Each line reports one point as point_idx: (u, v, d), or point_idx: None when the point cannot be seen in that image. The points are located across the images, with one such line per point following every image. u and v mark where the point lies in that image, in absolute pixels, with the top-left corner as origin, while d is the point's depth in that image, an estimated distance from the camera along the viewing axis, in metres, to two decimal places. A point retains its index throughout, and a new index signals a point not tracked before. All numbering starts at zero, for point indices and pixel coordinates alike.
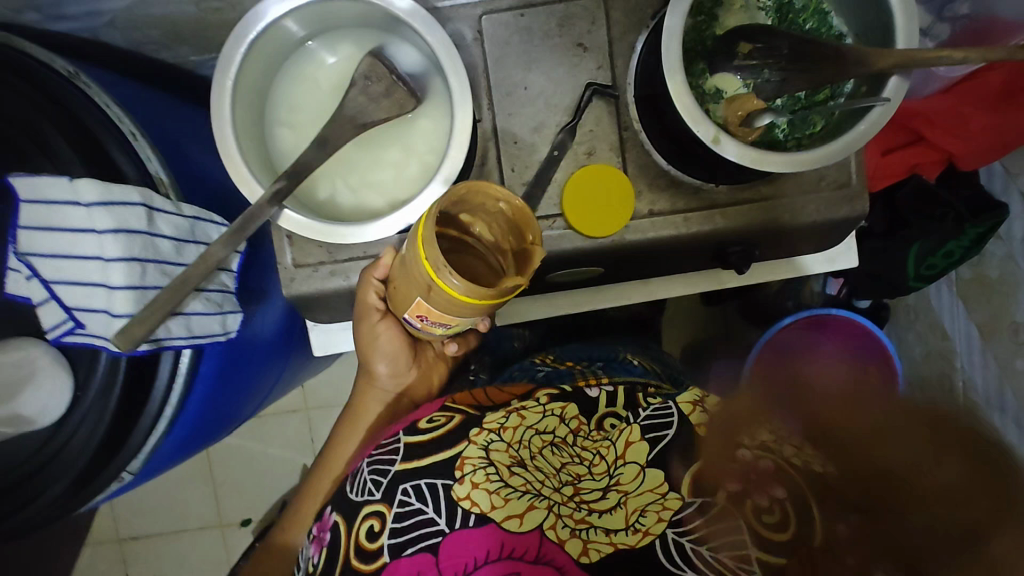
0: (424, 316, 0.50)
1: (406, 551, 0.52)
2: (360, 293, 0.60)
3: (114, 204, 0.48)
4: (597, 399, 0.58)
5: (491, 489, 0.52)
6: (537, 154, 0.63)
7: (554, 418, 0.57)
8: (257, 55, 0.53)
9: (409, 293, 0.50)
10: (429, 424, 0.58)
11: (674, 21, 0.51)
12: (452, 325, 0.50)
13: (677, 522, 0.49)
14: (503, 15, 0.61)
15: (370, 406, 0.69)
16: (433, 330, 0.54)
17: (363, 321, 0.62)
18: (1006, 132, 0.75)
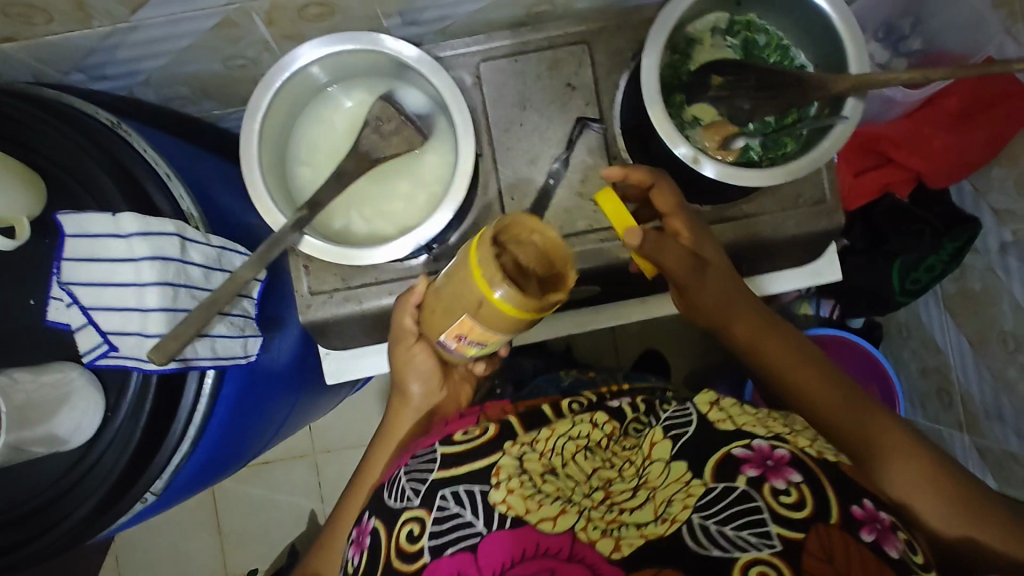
0: (463, 336, 0.51)
1: (446, 552, 0.47)
2: (397, 318, 0.63)
3: (152, 234, 0.53)
4: (620, 407, 0.59)
5: (526, 495, 0.48)
6: (533, 183, 0.68)
7: (585, 425, 0.56)
8: (280, 101, 0.59)
9: (449, 316, 0.51)
10: (464, 436, 0.56)
11: (652, 59, 0.57)
12: (491, 343, 0.51)
13: (700, 506, 0.47)
14: (499, 61, 0.68)
15: (403, 424, 0.67)
16: (466, 352, 0.55)
17: (394, 344, 0.64)
18: (966, 150, 0.81)
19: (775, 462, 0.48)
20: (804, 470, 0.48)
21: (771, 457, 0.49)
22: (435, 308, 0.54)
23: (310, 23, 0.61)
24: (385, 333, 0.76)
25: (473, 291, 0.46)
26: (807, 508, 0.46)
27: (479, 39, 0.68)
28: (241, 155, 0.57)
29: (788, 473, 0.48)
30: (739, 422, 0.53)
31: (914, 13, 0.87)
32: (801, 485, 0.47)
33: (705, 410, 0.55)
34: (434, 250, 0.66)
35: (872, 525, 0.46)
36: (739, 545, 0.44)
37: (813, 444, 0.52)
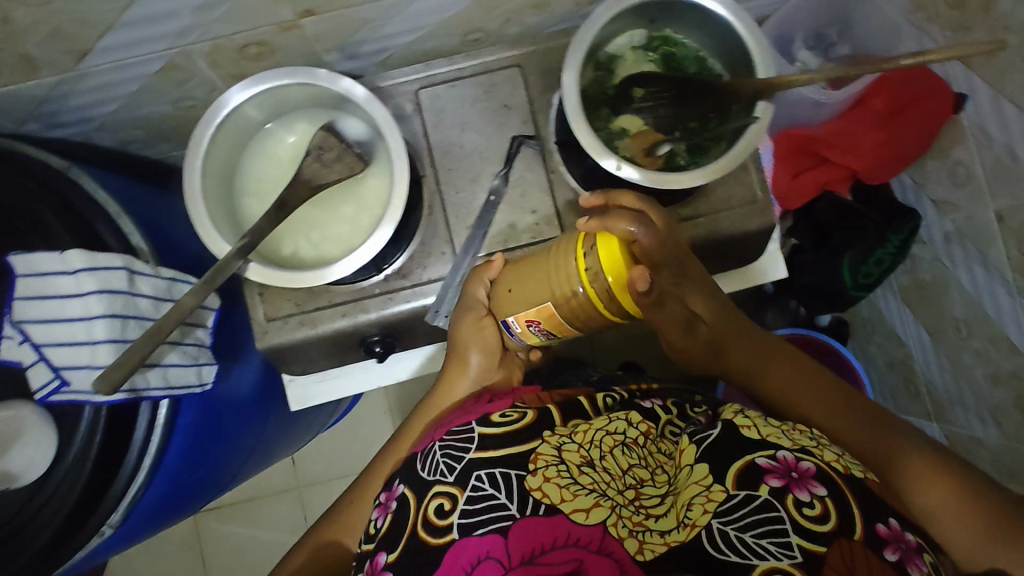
0: (539, 321, 0.56)
1: (478, 531, 0.48)
2: (471, 288, 0.65)
3: (99, 268, 0.55)
4: (653, 409, 0.64)
5: (562, 484, 0.50)
6: (476, 200, 0.71)
7: (622, 422, 0.58)
8: (222, 137, 0.62)
9: (531, 302, 0.56)
10: (502, 418, 0.57)
11: (571, 79, 0.61)
12: (559, 332, 0.57)
13: (721, 511, 0.47)
14: (438, 88, 0.72)
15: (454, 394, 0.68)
16: (528, 337, 0.61)
17: (462, 313, 0.66)
18: (897, 146, 0.85)
19: (799, 474, 0.49)
20: (829, 483, 0.48)
21: (796, 468, 0.49)
22: (513, 293, 0.59)
23: (252, 62, 0.64)
24: (345, 355, 0.77)
25: (572, 280, 0.51)
26: (830, 522, 0.46)
27: (417, 69, 0.71)
28: (185, 189, 0.59)
29: (813, 486, 0.48)
30: (764, 431, 0.54)
31: (840, 23, 0.93)
32: (825, 498, 0.47)
33: (732, 417, 0.56)
34: (384, 270, 0.69)
35: (896, 543, 0.46)
36: (757, 552, 0.44)
37: (840, 458, 0.52)
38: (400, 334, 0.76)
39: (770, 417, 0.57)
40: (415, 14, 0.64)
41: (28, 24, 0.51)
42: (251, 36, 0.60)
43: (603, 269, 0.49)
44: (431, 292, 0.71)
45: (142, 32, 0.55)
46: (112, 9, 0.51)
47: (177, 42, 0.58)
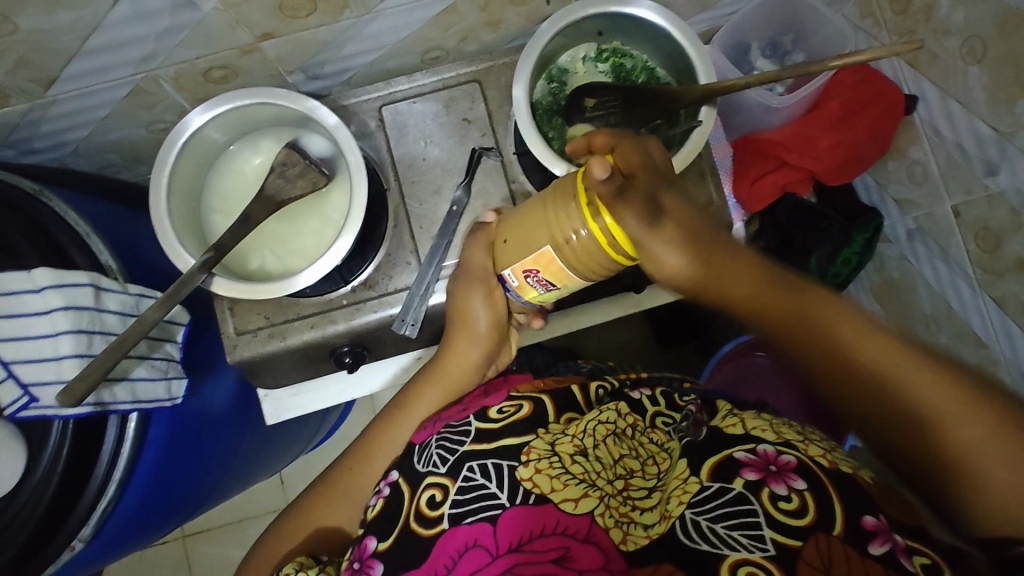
0: (537, 269, 0.51)
1: (466, 520, 0.49)
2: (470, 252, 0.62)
3: (66, 285, 0.56)
4: (641, 400, 0.64)
5: (553, 474, 0.50)
6: (439, 210, 0.74)
7: (613, 412, 0.59)
8: (186, 158, 0.64)
9: (528, 250, 0.51)
10: (499, 413, 0.58)
11: (520, 92, 0.64)
12: (561, 284, 0.51)
13: (695, 502, 0.48)
14: (399, 104, 0.74)
15: (456, 360, 0.66)
16: (525, 291, 0.56)
17: (473, 279, 0.63)
18: (853, 147, 0.90)
19: (778, 467, 0.48)
20: (810, 478, 0.47)
21: (774, 461, 0.49)
22: (508, 243, 0.54)
23: (217, 84, 0.67)
24: (316, 366, 0.79)
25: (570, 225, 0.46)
26: (808, 515, 0.45)
27: (378, 87, 0.74)
28: (151, 207, 0.61)
29: (791, 479, 0.47)
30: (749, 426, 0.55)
31: (794, 30, 0.92)
32: (803, 492, 0.46)
33: (721, 419, 0.58)
34: (351, 282, 0.71)
35: (885, 537, 0.44)
36: (729, 544, 0.44)
37: (826, 454, 0.51)
38: (369, 344, 0.77)
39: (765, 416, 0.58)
40: (374, 34, 0.67)
41: None
42: (214, 60, 0.62)
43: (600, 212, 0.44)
44: (396, 301, 0.72)
45: (105, 58, 0.58)
46: (75, 36, 0.53)
47: (142, 67, 0.61)
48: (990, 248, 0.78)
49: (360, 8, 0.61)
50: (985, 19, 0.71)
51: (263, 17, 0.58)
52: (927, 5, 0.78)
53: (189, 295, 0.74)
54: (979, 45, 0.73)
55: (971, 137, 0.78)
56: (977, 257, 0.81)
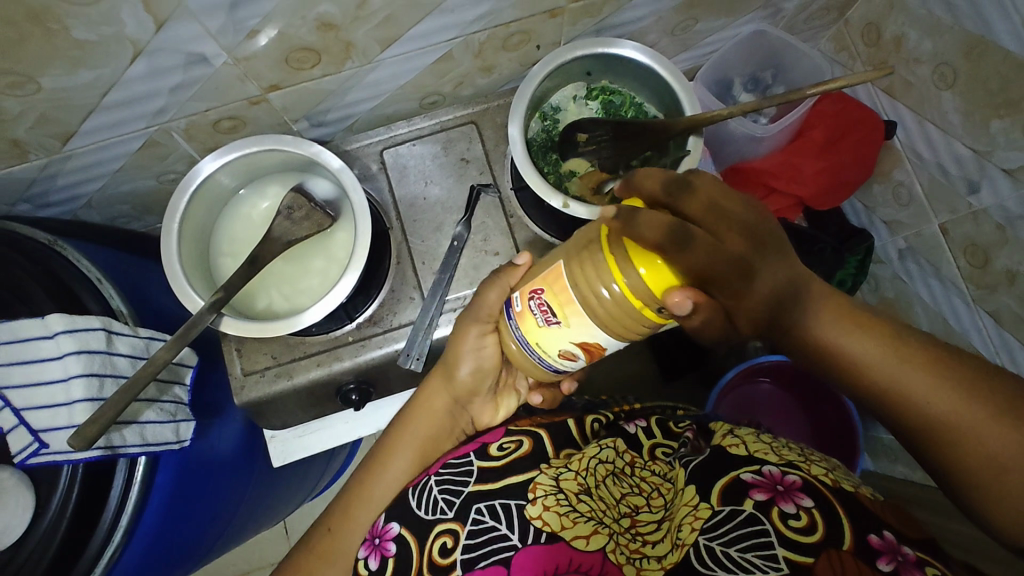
0: (543, 289, 0.48)
1: (479, 565, 0.49)
2: (491, 298, 0.59)
3: (78, 330, 0.57)
4: (637, 434, 0.64)
5: (561, 511, 0.51)
6: (441, 246, 0.76)
7: (610, 450, 0.60)
8: (196, 203, 0.67)
9: (541, 269, 0.50)
10: (501, 450, 0.58)
11: (515, 130, 0.68)
12: (562, 308, 0.47)
13: (706, 529, 0.47)
14: (399, 146, 0.78)
15: (435, 401, 0.64)
16: (523, 321, 0.51)
17: (468, 318, 0.61)
18: (835, 171, 0.94)
19: (785, 487, 0.48)
20: (816, 495, 0.47)
21: (781, 482, 0.48)
22: (533, 269, 0.52)
23: (226, 135, 0.70)
24: (322, 402, 0.79)
25: (603, 276, 0.44)
26: (818, 533, 0.44)
27: (382, 130, 0.78)
28: (163, 251, 0.63)
29: (799, 498, 0.47)
30: (751, 448, 0.56)
31: (773, 65, 0.95)
32: (811, 509, 0.46)
33: (722, 439, 0.59)
34: (356, 319, 0.73)
35: (891, 556, 0.42)
36: (744, 567, 0.43)
37: (829, 473, 0.51)
38: (373, 380, 0.78)
39: (764, 438, 0.58)
40: (374, 82, 0.70)
41: (18, 112, 0.56)
42: (223, 111, 0.66)
43: (651, 285, 0.42)
44: (402, 336, 0.73)
45: (121, 113, 0.61)
46: (94, 93, 0.57)
47: (155, 120, 0.64)
48: (980, 263, 0.80)
49: (362, 58, 0.65)
50: (951, 48, 0.76)
51: (270, 69, 0.61)
52: (896, 37, 0.83)
53: (197, 337, 0.75)
54: (949, 71, 0.77)
55: (951, 157, 0.81)
56: (969, 272, 0.82)
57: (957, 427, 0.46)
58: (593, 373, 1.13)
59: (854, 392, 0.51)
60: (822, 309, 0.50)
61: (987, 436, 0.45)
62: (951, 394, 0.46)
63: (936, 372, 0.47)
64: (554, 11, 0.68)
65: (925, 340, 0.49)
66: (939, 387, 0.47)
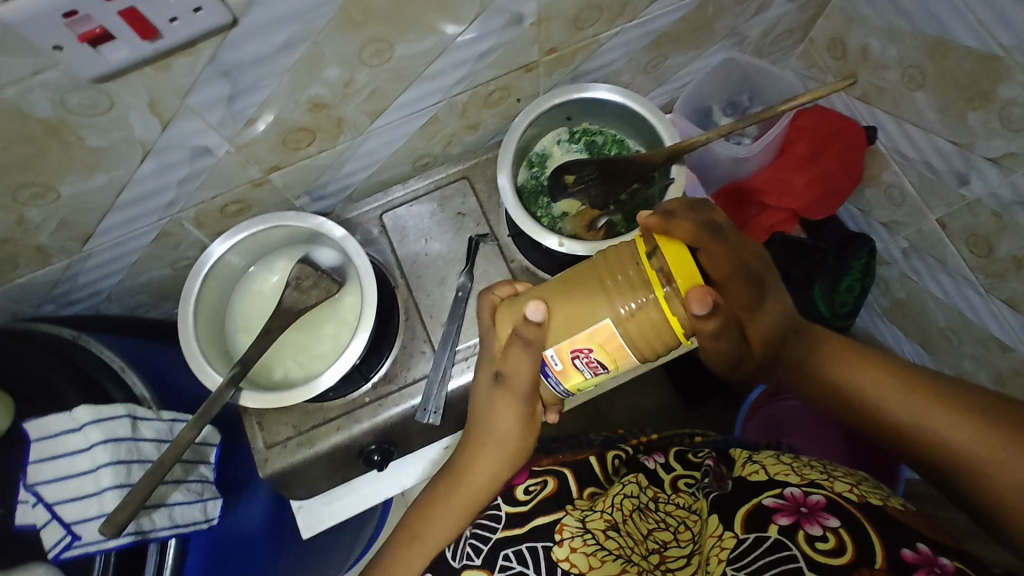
0: (591, 348, 0.46)
1: None
2: (529, 355, 0.47)
3: (104, 419, 0.59)
4: (655, 469, 0.64)
5: (589, 552, 0.51)
6: (446, 298, 0.78)
7: (633, 485, 0.60)
8: (210, 284, 0.70)
9: (581, 322, 0.45)
10: (527, 494, 0.58)
11: (504, 179, 0.71)
12: (612, 361, 0.47)
13: (732, 559, 0.46)
14: (397, 208, 0.82)
15: (475, 476, 0.54)
16: (566, 378, 0.49)
17: (510, 380, 0.50)
18: (825, 181, 0.95)
19: (809, 508, 0.47)
20: (842, 514, 0.46)
21: (804, 503, 0.48)
22: (563, 315, 0.46)
23: (233, 217, 0.74)
24: (346, 466, 0.80)
25: (638, 290, 0.43)
26: (848, 553, 0.43)
27: (382, 194, 0.82)
28: (181, 334, 0.66)
29: (824, 519, 0.46)
30: (771, 470, 0.55)
31: (749, 88, 0.98)
32: (838, 529, 0.45)
33: (742, 466, 0.58)
34: (371, 379, 0.74)
35: (928, 568, 0.41)
36: None
37: (852, 488, 0.50)
38: (395, 438, 0.79)
39: (784, 459, 0.57)
40: (368, 152, 0.74)
41: (39, 220, 0.60)
42: (229, 196, 0.70)
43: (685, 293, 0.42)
44: (417, 391, 0.75)
45: (135, 209, 0.65)
46: (109, 194, 0.61)
47: (167, 211, 0.68)
48: (984, 252, 0.80)
49: (354, 131, 0.69)
50: (915, 52, 0.78)
51: (269, 152, 0.65)
52: (861, 49, 0.87)
53: (219, 415, 0.76)
54: (917, 73, 0.80)
55: (935, 154, 0.83)
56: (975, 263, 0.82)
57: (964, 451, 0.49)
58: (614, 407, 1.12)
59: (865, 423, 0.55)
60: (825, 347, 0.58)
61: (995, 456, 0.47)
62: (951, 418, 0.50)
63: (934, 399, 0.51)
64: (529, 66, 0.72)
65: (926, 373, 0.53)
66: (939, 413, 0.50)
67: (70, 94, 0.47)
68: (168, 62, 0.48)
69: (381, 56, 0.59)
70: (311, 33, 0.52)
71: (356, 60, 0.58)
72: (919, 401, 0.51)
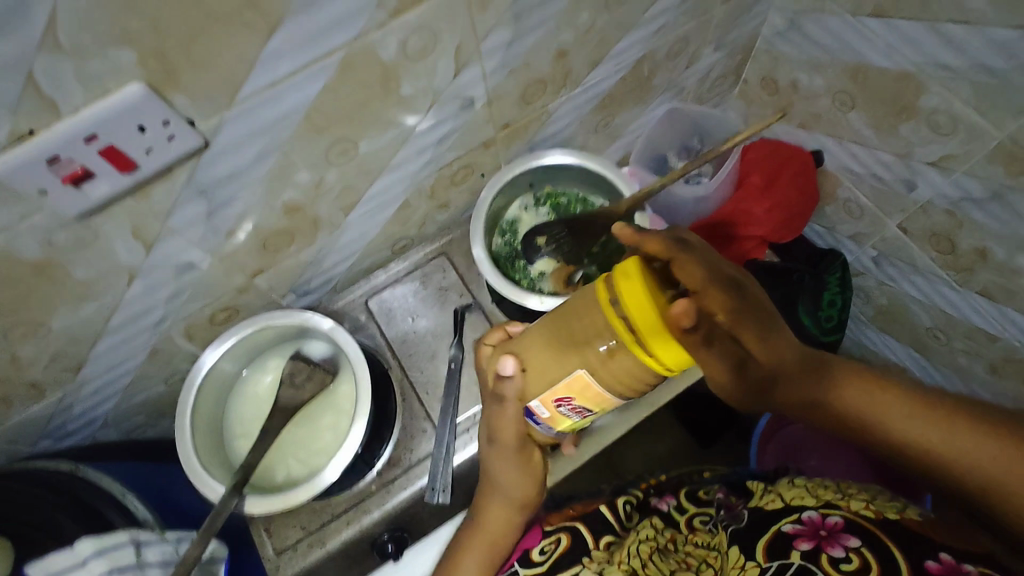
0: (571, 397, 0.48)
1: None
2: (501, 418, 0.52)
3: (109, 550, 0.57)
4: (671, 512, 0.64)
5: None
6: (440, 371, 0.79)
7: (650, 528, 0.60)
8: (205, 394, 0.71)
9: (554, 377, 0.47)
10: (542, 554, 0.59)
11: (479, 249, 0.74)
12: (597, 404, 0.48)
13: None
14: (381, 292, 0.85)
15: (492, 523, 0.57)
16: (556, 421, 0.52)
17: (497, 442, 0.54)
18: (785, 206, 1.00)
19: (829, 531, 0.47)
20: (862, 533, 0.46)
21: (824, 526, 0.48)
22: (536, 369, 0.48)
23: (222, 325, 0.76)
24: (362, 561, 0.77)
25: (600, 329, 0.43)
26: (873, 571, 0.42)
27: (365, 283, 0.86)
28: (180, 450, 0.66)
29: (845, 539, 0.46)
30: (788, 498, 0.55)
31: (698, 132, 1.05)
32: (860, 549, 0.44)
33: (758, 498, 0.58)
34: (376, 465, 0.73)
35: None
36: None
37: (869, 504, 0.50)
38: (405, 523, 0.77)
39: (795, 484, 0.57)
40: (346, 245, 0.77)
41: (33, 356, 0.62)
42: (216, 305, 0.72)
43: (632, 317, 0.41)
44: (423, 471, 0.75)
45: (126, 332, 0.66)
46: (100, 321, 0.63)
47: (158, 329, 0.69)
48: (948, 249, 0.83)
49: (331, 227, 0.72)
50: (839, 79, 0.85)
51: (251, 258, 0.68)
52: (791, 83, 0.93)
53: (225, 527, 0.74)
54: (847, 97, 0.86)
55: (879, 166, 0.87)
56: (942, 260, 0.85)
57: (1001, 474, 0.48)
58: None
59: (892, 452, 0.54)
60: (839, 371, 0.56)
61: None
62: (982, 441, 0.49)
63: (960, 421, 0.51)
64: (487, 143, 0.77)
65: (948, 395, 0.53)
66: (969, 437, 0.49)
67: (58, 232, 0.50)
68: (148, 190, 0.51)
69: (348, 154, 0.63)
70: (278, 145, 0.56)
71: (324, 161, 0.62)
72: (942, 422, 0.51)
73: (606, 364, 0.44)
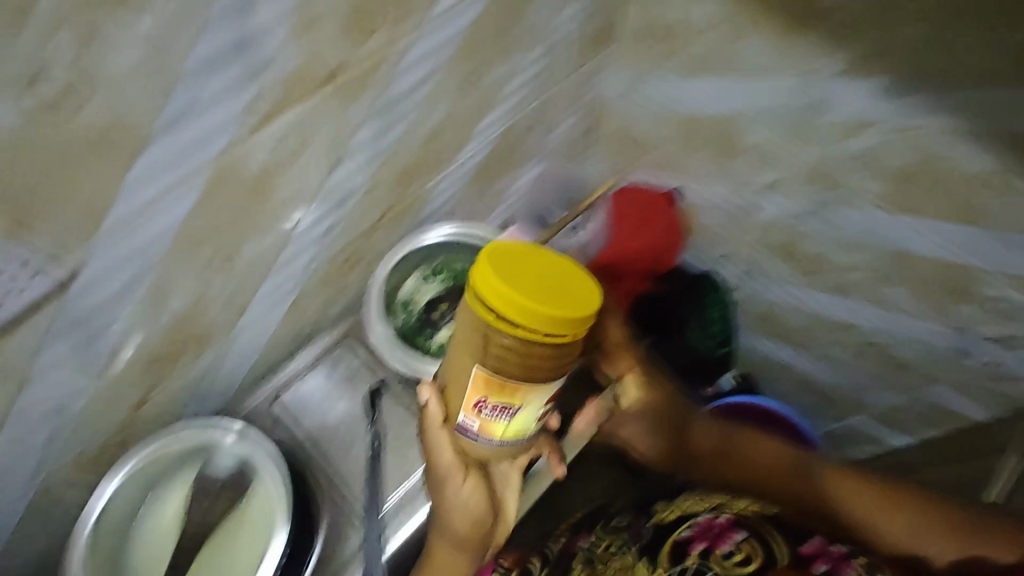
0: (485, 398, 0.51)
1: None
2: (437, 447, 0.58)
3: None
4: (595, 542, 0.71)
5: None
6: (359, 456, 0.78)
7: (579, 562, 0.69)
8: (98, 546, 0.65)
9: (463, 382, 0.52)
10: None
11: (379, 332, 0.79)
12: (511, 399, 0.50)
13: None
14: (287, 390, 0.82)
15: (442, 560, 0.61)
16: (492, 430, 0.53)
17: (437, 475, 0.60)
18: (659, 236, 1.05)
19: (718, 531, 0.65)
20: (743, 527, 0.65)
21: (714, 526, 0.66)
22: (454, 381, 0.54)
23: (114, 459, 0.70)
24: None
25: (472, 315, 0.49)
26: (755, 561, 0.62)
27: (270, 381, 0.82)
28: None
29: (731, 535, 0.64)
30: (683, 510, 0.70)
31: (567, 189, 1.14)
32: (744, 541, 0.64)
33: (662, 514, 0.71)
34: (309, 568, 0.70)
35: (825, 556, 0.60)
36: None
37: (750, 503, 0.69)
38: None
39: (690, 498, 0.72)
40: (242, 348, 0.76)
41: None
42: (104, 438, 0.67)
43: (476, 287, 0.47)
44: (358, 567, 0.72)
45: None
46: None
47: (36, 479, 0.63)
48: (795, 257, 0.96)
49: (223, 334, 0.71)
50: (677, 128, 0.98)
51: (138, 381, 0.65)
52: (638, 135, 1.06)
53: None
54: (686, 142, 0.98)
55: (725, 195, 1.00)
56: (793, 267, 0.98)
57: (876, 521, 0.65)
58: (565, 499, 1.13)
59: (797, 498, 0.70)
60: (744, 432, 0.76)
61: (898, 519, 0.64)
62: (865, 493, 0.67)
63: (852, 481, 0.68)
64: (371, 228, 0.80)
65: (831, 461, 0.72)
66: (859, 492, 0.67)
67: None
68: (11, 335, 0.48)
69: (230, 262, 0.63)
70: (154, 264, 0.55)
71: (206, 272, 0.61)
72: (838, 478, 0.69)
73: (486, 348, 0.48)
